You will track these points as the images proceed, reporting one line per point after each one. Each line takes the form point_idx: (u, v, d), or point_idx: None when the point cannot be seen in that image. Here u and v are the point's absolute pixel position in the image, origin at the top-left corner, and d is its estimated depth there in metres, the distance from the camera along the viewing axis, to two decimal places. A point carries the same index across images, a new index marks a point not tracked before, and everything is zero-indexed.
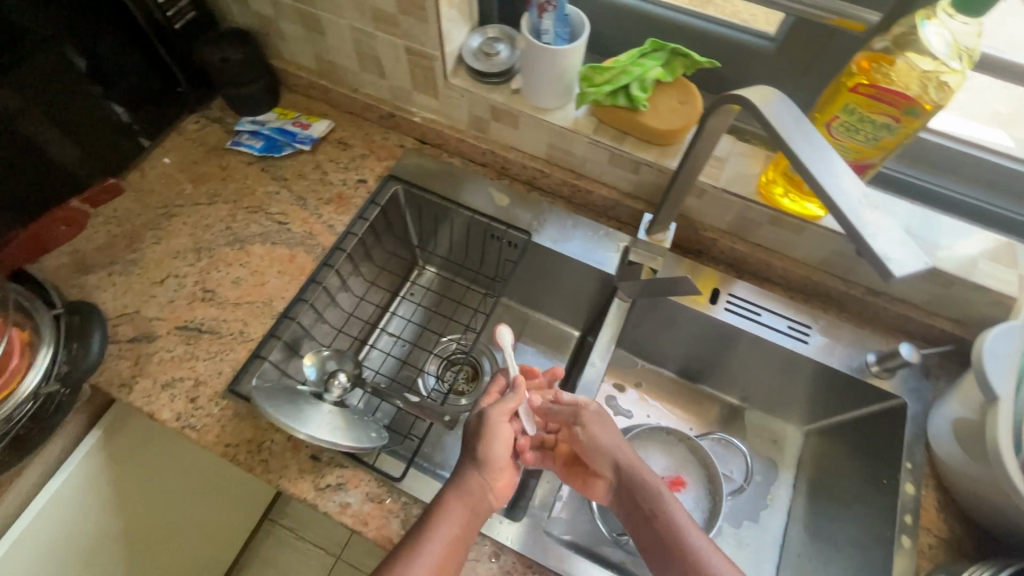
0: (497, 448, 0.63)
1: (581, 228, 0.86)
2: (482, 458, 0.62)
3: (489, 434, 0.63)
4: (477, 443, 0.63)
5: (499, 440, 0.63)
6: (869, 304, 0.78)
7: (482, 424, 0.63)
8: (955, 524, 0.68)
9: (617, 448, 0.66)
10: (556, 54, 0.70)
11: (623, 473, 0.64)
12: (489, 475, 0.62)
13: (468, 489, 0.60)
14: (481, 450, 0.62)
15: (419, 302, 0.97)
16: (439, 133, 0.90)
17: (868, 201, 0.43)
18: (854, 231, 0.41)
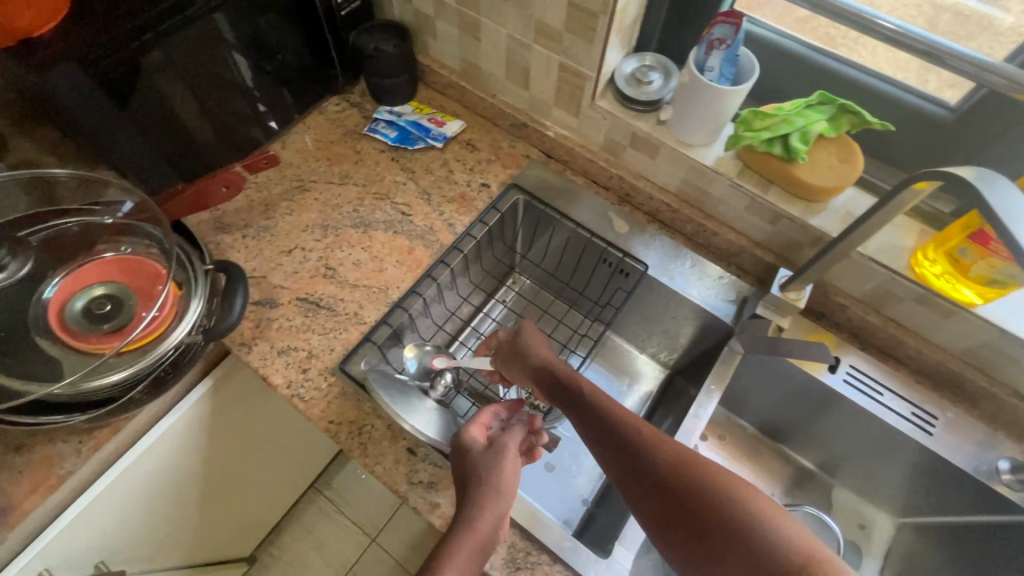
0: (506, 474, 0.57)
1: (700, 270, 0.83)
2: (496, 486, 0.55)
3: (502, 463, 0.58)
4: (491, 470, 0.56)
5: (512, 458, 0.58)
6: (1009, 406, 0.72)
7: (494, 453, 0.59)
8: None
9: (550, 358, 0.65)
10: (719, 94, 0.69)
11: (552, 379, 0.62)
12: (500, 502, 0.54)
13: (483, 522, 0.51)
14: (497, 477, 0.56)
15: (516, 313, 0.97)
16: (568, 150, 0.90)
17: None
18: None
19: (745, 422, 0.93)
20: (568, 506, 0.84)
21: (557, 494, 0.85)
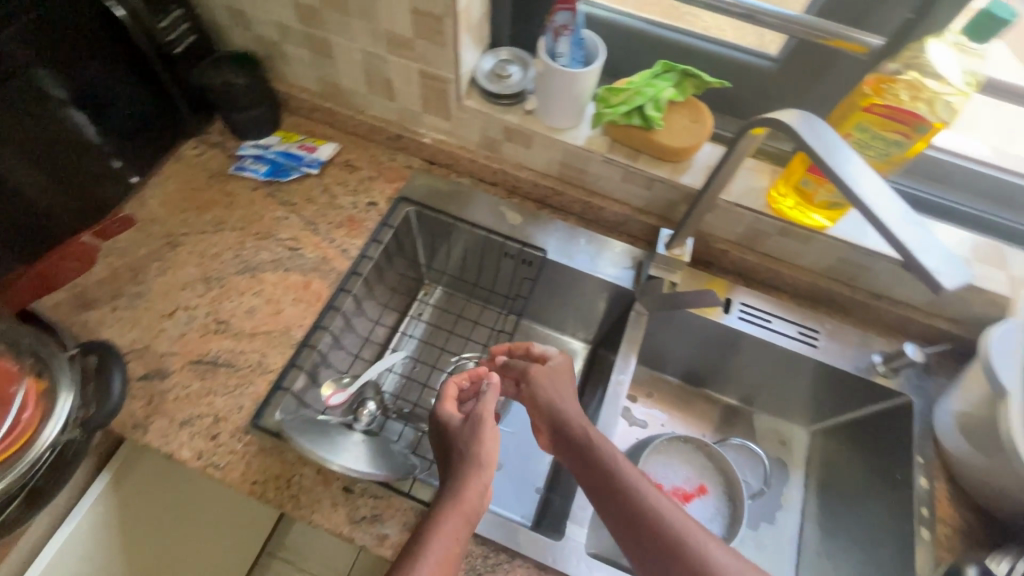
0: (486, 446, 0.59)
1: (594, 244, 0.87)
2: (477, 458, 0.58)
3: (478, 432, 0.60)
4: (472, 443, 0.59)
5: (490, 430, 0.60)
6: (872, 307, 0.82)
7: (470, 424, 0.61)
8: (968, 514, 0.71)
9: (561, 402, 0.67)
10: (572, 78, 0.72)
11: (564, 432, 0.64)
12: (484, 477, 0.57)
13: (466, 496, 0.55)
14: (477, 449, 0.58)
15: (431, 323, 0.96)
16: (449, 154, 0.90)
17: (909, 218, 0.45)
18: (901, 247, 0.44)
19: (667, 375, 0.99)
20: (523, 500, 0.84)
21: (508, 490, 0.85)
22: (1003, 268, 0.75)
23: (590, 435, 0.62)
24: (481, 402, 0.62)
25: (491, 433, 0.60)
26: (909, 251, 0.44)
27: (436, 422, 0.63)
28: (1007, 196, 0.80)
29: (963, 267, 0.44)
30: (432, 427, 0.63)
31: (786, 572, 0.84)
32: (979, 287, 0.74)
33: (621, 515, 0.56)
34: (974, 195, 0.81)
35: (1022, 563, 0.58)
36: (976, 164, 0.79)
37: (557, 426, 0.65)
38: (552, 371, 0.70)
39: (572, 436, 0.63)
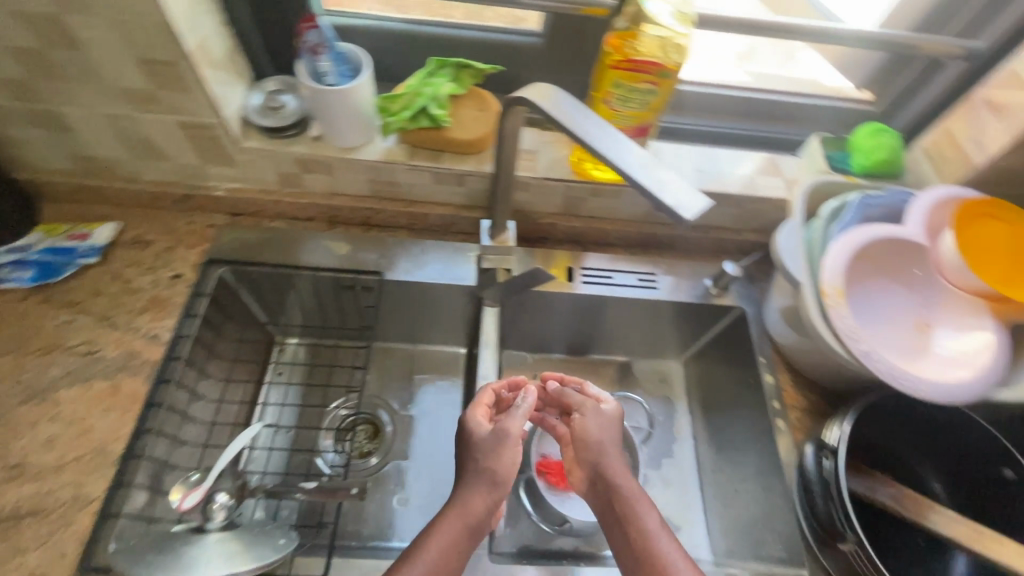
0: (503, 463, 0.60)
1: (431, 251, 0.85)
2: (490, 474, 0.59)
3: (498, 447, 0.61)
4: (490, 458, 0.60)
5: (509, 450, 0.61)
6: (691, 239, 0.89)
7: (493, 437, 0.62)
8: (809, 393, 0.80)
9: (602, 448, 0.64)
10: (343, 94, 0.69)
11: (602, 476, 0.61)
12: (497, 494, 0.59)
13: (470, 507, 0.57)
14: (493, 467, 0.60)
15: (290, 381, 0.88)
16: (250, 201, 0.84)
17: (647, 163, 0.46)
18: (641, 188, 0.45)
19: (554, 353, 0.99)
20: None
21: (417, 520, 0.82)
22: (778, 176, 0.85)
23: (627, 493, 0.59)
24: (511, 416, 0.63)
25: (513, 454, 0.61)
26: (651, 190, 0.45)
27: (463, 429, 0.65)
28: (767, 113, 0.91)
29: (698, 196, 0.45)
30: (460, 435, 0.65)
31: (694, 497, 0.89)
32: (766, 196, 0.82)
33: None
34: (742, 118, 0.91)
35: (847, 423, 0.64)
36: (734, 92, 0.89)
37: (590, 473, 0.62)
38: (606, 418, 0.67)
39: (607, 485, 0.61)
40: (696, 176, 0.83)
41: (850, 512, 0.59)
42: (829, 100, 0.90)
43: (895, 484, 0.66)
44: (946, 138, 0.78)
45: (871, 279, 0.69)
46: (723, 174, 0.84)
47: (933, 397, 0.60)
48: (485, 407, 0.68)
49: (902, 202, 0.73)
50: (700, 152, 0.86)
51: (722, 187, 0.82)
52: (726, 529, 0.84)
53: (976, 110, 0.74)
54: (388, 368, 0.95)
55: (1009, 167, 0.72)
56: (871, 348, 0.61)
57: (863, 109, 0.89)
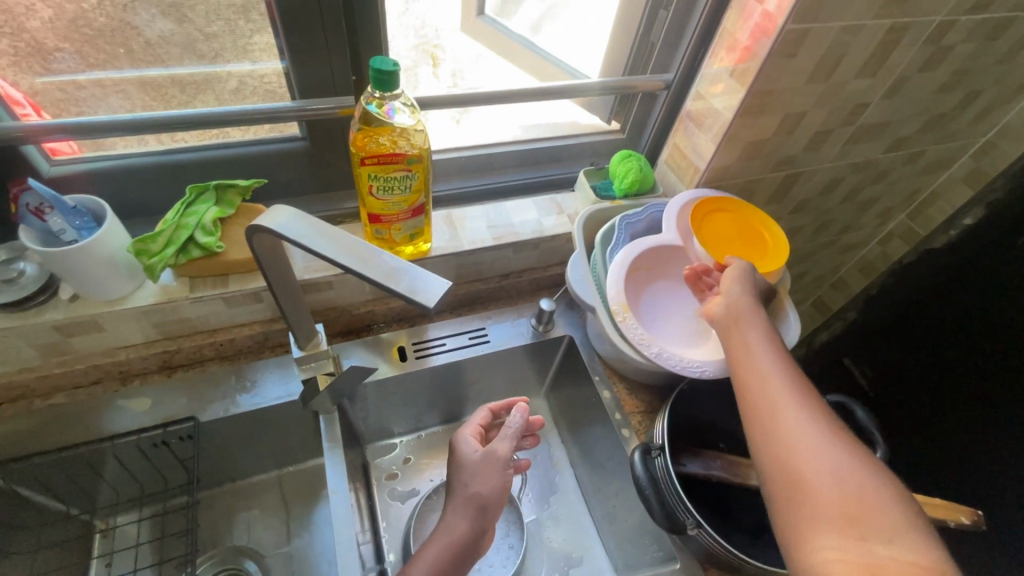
0: (486, 488, 0.65)
1: (251, 375, 0.81)
2: (472, 497, 0.65)
3: (482, 472, 0.66)
4: (472, 484, 0.66)
5: (493, 476, 0.66)
6: (507, 286, 0.95)
7: (477, 464, 0.67)
8: (644, 394, 0.88)
9: (754, 316, 0.64)
10: (85, 248, 0.63)
11: (748, 334, 0.62)
12: (479, 516, 0.64)
13: (455, 528, 0.63)
14: (474, 493, 0.65)
15: (124, 570, 0.76)
16: (9, 386, 0.72)
17: (384, 259, 0.48)
18: (379, 286, 0.46)
19: (427, 428, 0.97)
20: None
21: None
22: (562, 213, 0.94)
23: (774, 378, 0.57)
24: (503, 436, 0.69)
25: (501, 473, 0.67)
26: (391, 282, 0.46)
27: (455, 450, 0.70)
28: (539, 160, 1.01)
29: (438, 278, 0.47)
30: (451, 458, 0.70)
31: (585, 523, 0.91)
32: (556, 233, 0.91)
33: (790, 445, 0.53)
34: (521, 168, 1.01)
35: (666, 416, 0.72)
36: (507, 147, 0.97)
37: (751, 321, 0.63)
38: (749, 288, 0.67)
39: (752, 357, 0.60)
40: (490, 231, 0.89)
41: (688, 505, 0.64)
42: (588, 137, 1.02)
43: (722, 456, 0.74)
44: (677, 151, 0.93)
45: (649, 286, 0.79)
46: (515, 223, 0.91)
47: (717, 374, 0.69)
48: (478, 429, 0.73)
49: (658, 213, 0.84)
50: (490, 208, 0.92)
51: (516, 234, 0.89)
52: (620, 547, 0.85)
53: (686, 125, 0.90)
54: (243, 507, 0.88)
55: (722, 165, 0.88)
56: (661, 349, 0.70)
57: (614, 139, 1.03)
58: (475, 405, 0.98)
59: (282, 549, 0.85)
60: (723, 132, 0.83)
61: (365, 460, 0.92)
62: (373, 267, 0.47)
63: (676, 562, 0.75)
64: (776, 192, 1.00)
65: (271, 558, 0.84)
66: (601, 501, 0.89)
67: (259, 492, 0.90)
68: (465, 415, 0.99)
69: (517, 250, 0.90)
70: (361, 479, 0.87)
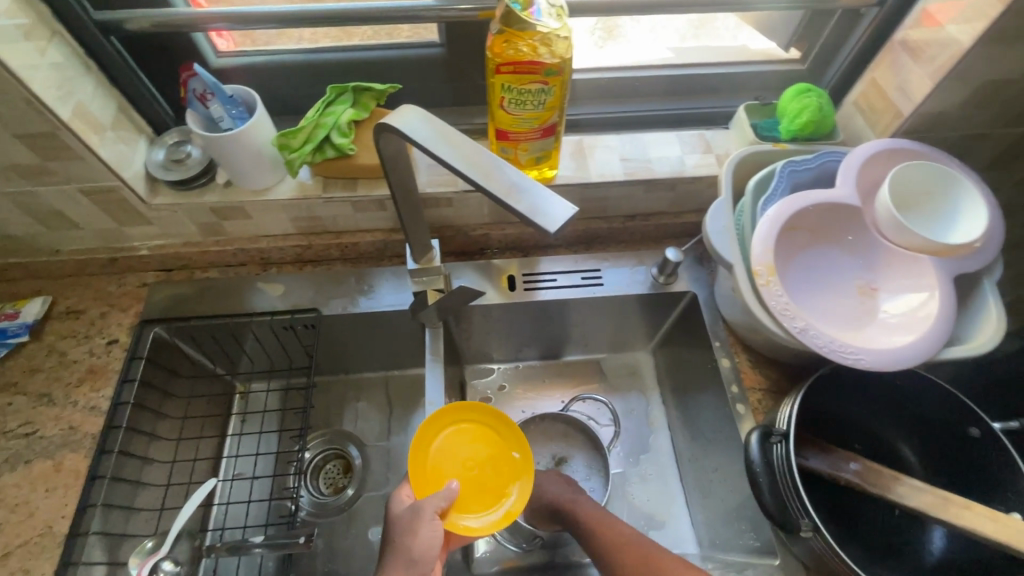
0: (420, 540, 0.58)
1: (371, 280, 0.85)
2: (409, 551, 0.57)
3: (413, 525, 0.59)
4: (406, 536, 0.59)
5: (424, 527, 0.59)
6: (631, 228, 0.87)
7: (410, 516, 0.60)
8: (770, 371, 0.78)
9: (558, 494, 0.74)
10: (238, 137, 0.67)
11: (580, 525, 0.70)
12: (419, 571, 0.57)
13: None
14: (409, 545, 0.58)
15: (253, 429, 0.87)
16: (177, 256, 0.82)
17: (509, 174, 0.44)
18: (504, 204, 0.42)
19: (525, 360, 0.96)
20: None
21: None
22: (710, 153, 0.82)
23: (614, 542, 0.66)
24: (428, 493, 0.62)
25: (430, 526, 0.59)
26: (512, 201, 0.42)
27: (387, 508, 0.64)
28: (691, 89, 0.87)
29: (564, 201, 0.42)
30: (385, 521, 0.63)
31: (674, 489, 0.85)
32: (698, 175, 0.79)
33: None
34: (669, 97, 0.88)
35: (798, 400, 0.62)
36: (657, 70, 0.86)
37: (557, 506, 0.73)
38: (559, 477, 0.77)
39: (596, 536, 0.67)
40: (622, 165, 0.80)
41: (808, 504, 0.56)
42: (757, 66, 0.86)
43: (859, 458, 0.63)
44: (874, 88, 0.75)
45: (805, 249, 0.66)
46: (651, 159, 0.81)
47: (874, 368, 0.57)
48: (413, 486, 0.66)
49: (833, 162, 0.69)
50: (626, 139, 0.83)
51: (651, 171, 0.79)
52: (709, 523, 0.79)
53: (896, 54, 0.71)
54: (353, 398, 0.96)
55: (938, 111, 0.68)
56: (806, 325, 0.59)
57: (790, 69, 0.85)
58: (576, 347, 0.95)
59: (381, 442, 0.92)
60: (951, 66, 0.63)
61: (463, 378, 0.94)
62: (496, 180, 0.44)
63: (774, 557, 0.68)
64: (1003, 153, 0.77)
65: (371, 447, 0.92)
66: (697, 472, 0.83)
67: (367, 387, 0.97)
68: (564, 355, 0.96)
69: (649, 190, 0.81)
70: (457, 395, 0.89)
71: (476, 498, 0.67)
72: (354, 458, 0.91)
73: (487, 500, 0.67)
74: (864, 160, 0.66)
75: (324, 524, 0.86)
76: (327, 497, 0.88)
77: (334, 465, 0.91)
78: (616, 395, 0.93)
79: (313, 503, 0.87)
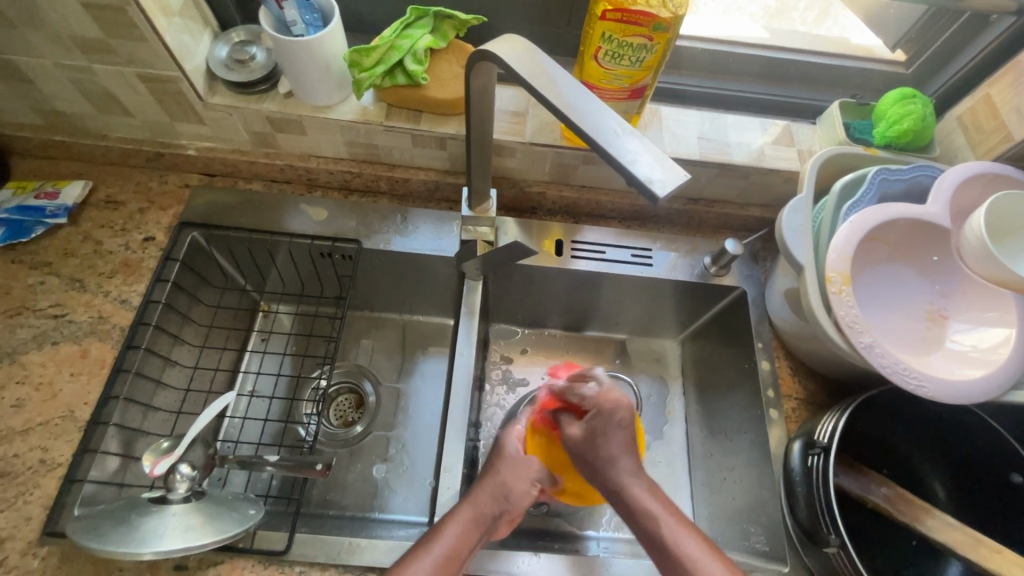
0: (515, 486, 0.61)
1: (416, 220, 0.82)
2: (506, 483, 0.60)
3: (516, 468, 0.63)
4: (506, 475, 0.61)
5: (524, 481, 0.62)
6: (690, 212, 0.83)
7: (518, 459, 0.65)
8: (807, 382, 0.76)
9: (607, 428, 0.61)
10: (310, 45, 0.63)
11: (595, 443, 0.61)
12: (505, 506, 0.59)
13: (482, 501, 0.57)
14: (507, 481, 0.61)
15: (274, 350, 0.86)
16: (223, 161, 0.80)
17: (616, 126, 0.40)
18: (611, 160, 0.39)
19: (550, 328, 0.94)
20: (419, 489, 0.84)
21: (399, 489, 0.83)
22: (791, 146, 0.77)
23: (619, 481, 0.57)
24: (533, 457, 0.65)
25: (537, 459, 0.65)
26: (616, 155, 0.39)
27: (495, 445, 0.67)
28: (783, 74, 0.82)
29: (675, 165, 0.39)
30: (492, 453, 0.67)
31: (682, 480, 0.84)
32: (776, 167, 0.75)
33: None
34: (757, 80, 0.83)
35: (845, 417, 0.61)
36: (751, 48, 0.80)
37: (591, 459, 0.61)
38: (617, 421, 0.62)
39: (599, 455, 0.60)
40: (699, 144, 0.76)
41: (837, 519, 0.57)
42: (859, 62, 0.80)
43: (889, 484, 0.62)
44: (985, 106, 0.69)
45: (879, 264, 0.63)
46: (729, 142, 0.76)
47: (936, 397, 0.55)
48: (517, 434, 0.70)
49: (927, 178, 0.65)
50: (707, 117, 0.78)
51: (728, 155, 0.75)
52: (712, 518, 0.79)
53: (1022, 72, 0.65)
54: (375, 336, 0.95)
55: None
56: (873, 342, 0.56)
57: (892, 72, 0.80)
58: (607, 323, 0.93)
59: (395, 384, 0.92)
60: None
61: (489, 335, 0.92)
62: (595, 127, 0.40)
63: (782, 565, 0.67)
64: None
65: (385, 387, 0.91)
66: (710, 468, 0.82)
67: (389, 328, 0.96)
68: (589, 329, 0.94)
69: (721, 175, 0.77)
70: (481, 350, 0.88)
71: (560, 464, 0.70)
72: (368, 395, 0.90)
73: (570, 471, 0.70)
74: (962, 180, 0.62)
75: (329, 454, 0.86)
76: (336, 428, 0.88)
77: (346, 399, 0.91)
78: (639, 376, 0.91)
79: (323, 433, 0.87)
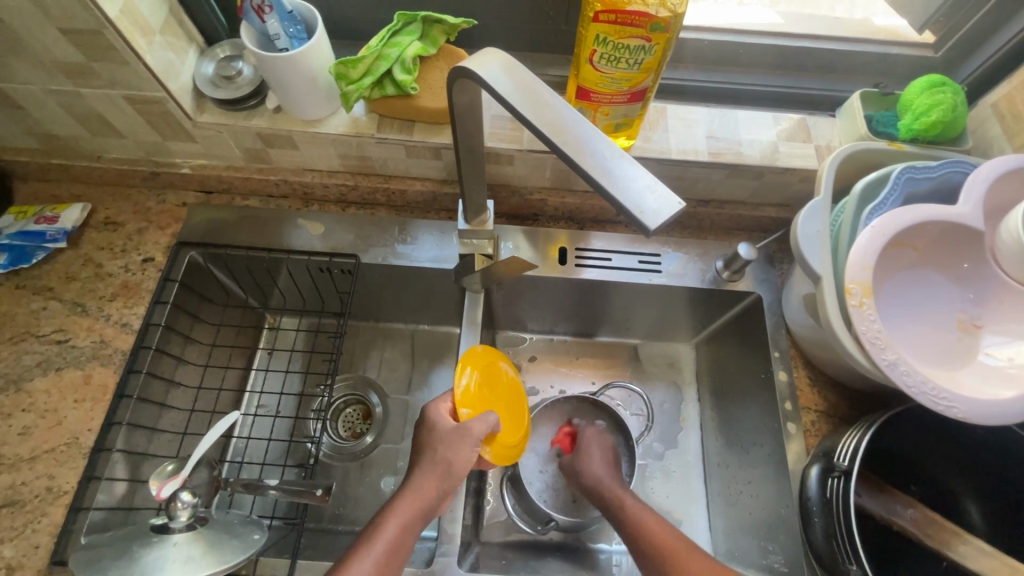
0: (460, 459, 0.58)
1: (415, 231, 0.80)
2: (448, 464, 0.58)
3: (449, 437, 0.60)
4: (445, 449, 0.59)
5: (469, 446, 0.59)
6: (700, 215, 0.79)
7: (437, 428, 0.61)
8: (828, 393, 0.72)
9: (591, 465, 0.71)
10: (294, 61, 0.61)
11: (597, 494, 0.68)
12: (448, 484, 0.57)
13: (425, 485, 0.57)
14: (446, 458, 0.58)
15: (279, 366, 0.86)
16: (218, 178, 0.78)
17: (599, 146, 0.37)
18: (599, 186, 0.36)
19: (559, 335, 0.92)
20: None
21: None
22: (808, 142, 0.72)
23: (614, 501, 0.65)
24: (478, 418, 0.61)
25: (483, 419, 0.61)
26: (604, 182, 0.36)
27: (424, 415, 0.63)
28: (799, 64, 0.77)
29: (667, 190, 0.36)
30: (420, 428, 0.62)
31: (697, 490, 0.81)
32: (791, 166, 0.71)
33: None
34: (769, 70, 0.78)
35: (870, 435, 0.57)
36: (763, 36, 0.75)
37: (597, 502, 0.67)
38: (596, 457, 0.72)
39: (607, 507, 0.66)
40: (708, 143, 0.71)
41: (859, 548, 0.54)
42: (882, 46, 0.74)
43: (916, 506, 0.58)
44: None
45: (906, 270, 0.59)
46: (741, 140, 0.72)
47: (968, 418, 0.51)
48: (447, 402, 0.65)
49: (959, 175, 0.60)
50: (716, 114, 0.74)
51: (739, 155, 0.71)
52: (728, 532, 0.76)
53: None
54: (380, 347, 0.94)
55: None
56: (897, 359, 0.52)
57: (919, 56, 0.74)
58: (616, 329, 0.89)
59: (403, 396, 0.90)
60: None
61: (495, 344, 0.90)
62: (584, 149, 0.37)
63: None
64: None
65: (392, 399, 0.90)
66: (727, 480, 0.78)
67: (394, 338, 0.94)
68: (599, 335, 0.91)
69: (732, 176, 0.72)
70: None
71: (514, 400, 0.70)
72: (375, 407, 0.89)
73: (494, 380, 0.69)
74: (999, 177, 0.56)
75: (338, 468, 0.85)
76: (344, 441, 0.87)
77: (353, 411, 0.90)
78: (652, 384, 0.88)
79: (332, 446, 0.86)
